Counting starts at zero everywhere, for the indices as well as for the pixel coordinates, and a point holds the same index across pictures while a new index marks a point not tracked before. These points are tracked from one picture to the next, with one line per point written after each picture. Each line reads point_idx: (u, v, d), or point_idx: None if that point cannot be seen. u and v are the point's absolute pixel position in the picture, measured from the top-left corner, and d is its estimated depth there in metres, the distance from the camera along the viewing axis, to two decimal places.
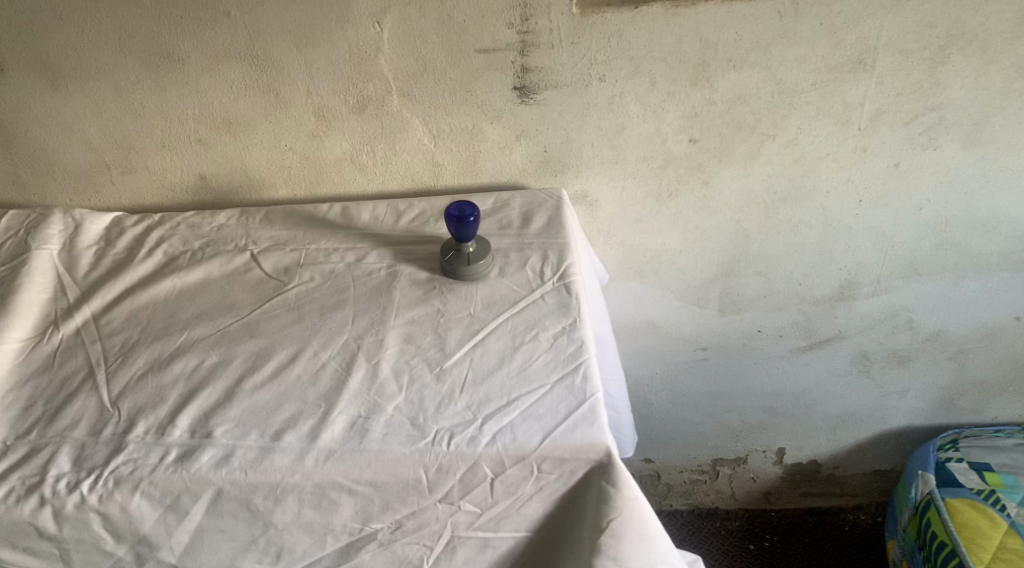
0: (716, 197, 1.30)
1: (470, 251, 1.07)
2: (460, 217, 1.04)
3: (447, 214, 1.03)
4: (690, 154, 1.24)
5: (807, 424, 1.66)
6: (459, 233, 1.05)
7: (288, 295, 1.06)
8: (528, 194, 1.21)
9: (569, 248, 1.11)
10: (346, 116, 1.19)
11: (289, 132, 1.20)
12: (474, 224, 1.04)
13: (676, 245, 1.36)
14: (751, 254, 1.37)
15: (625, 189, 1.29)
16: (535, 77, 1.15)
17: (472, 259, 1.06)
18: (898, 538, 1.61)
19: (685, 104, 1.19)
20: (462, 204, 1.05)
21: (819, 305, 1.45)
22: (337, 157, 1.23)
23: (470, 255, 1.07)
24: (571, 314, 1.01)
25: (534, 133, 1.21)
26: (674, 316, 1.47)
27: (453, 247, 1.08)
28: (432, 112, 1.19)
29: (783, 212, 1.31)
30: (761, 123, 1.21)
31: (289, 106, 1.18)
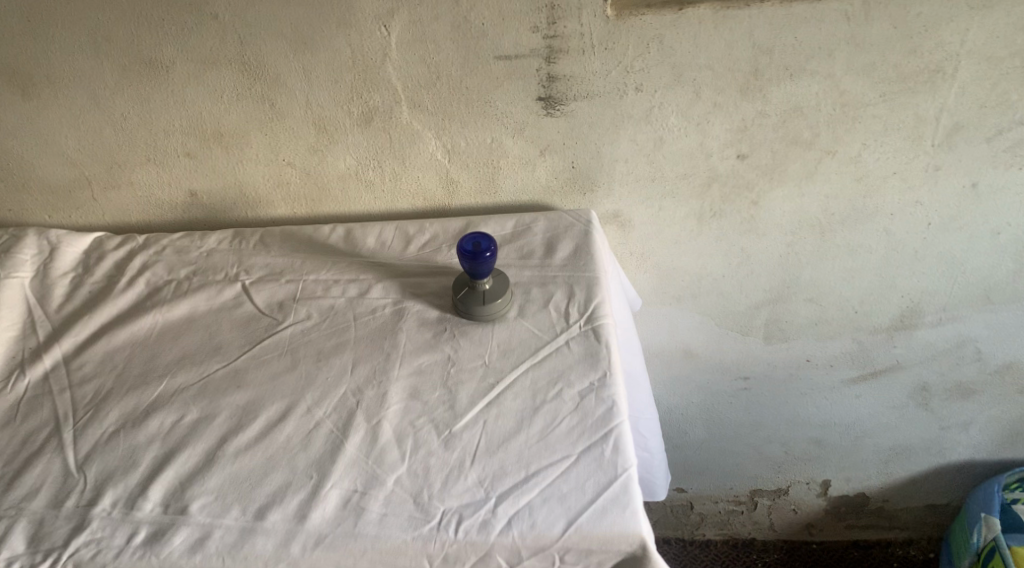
0: (765, 218, 1.15)
1: (486, 288, 0.94)
2: (475, 251, 0.91)
3: (459, 249, 0.90)
4: (738, 171, 1.10)
5: (856, 457, 1.53)
6: (473, 270, 0.92)
7: (281, 336, 0.94)
8: (553, 217, 1.07)
9: (599, 283, 0.98)
10: (350, 128, 1.06)
11: (287, 146, 1.08)
12: (491, 260, 0.91)
13: (718, 269, 1.22)
14: (802, 280, 1.23)
15: (662, 210, 1.15)
16: (563, 87, 1.02)
17: (488, 298, 0.94)
18: None
19: (733, 117, 1.04)
20: (477, 236, 0.92)
21: (876, 334, 1.31)
22: (341, 173, 1.11)
23: (486, 293, 0.94)
24: (601, 367, 0.88)
25: (560, 148, 1.08)
26: (714, 343, 1.34)
27: (467, 282, 0.96)
28: (446, 124, 1.05)
29: (841, 235, 1.17)
30: (820, 138, 1.06)
31: (286, 118, 1.05)
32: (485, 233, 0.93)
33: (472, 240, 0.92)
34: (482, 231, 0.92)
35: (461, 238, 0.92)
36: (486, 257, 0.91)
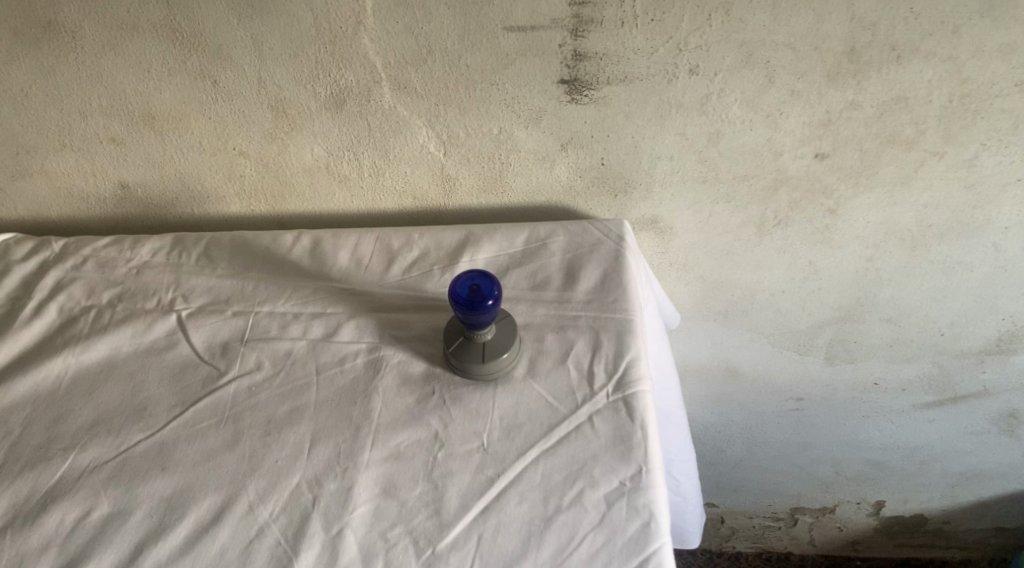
0: (843, 228, 0.91)
1: (488, 340, 0.73)
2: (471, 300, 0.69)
3: (453, 297, 0.69)
4: (814, 173, 0.86)
5: (918, 480, 1.32)
6: (469, 322, 0.71)
7: (224, 395, 0.74)
8: (575, 230, 0.84)
9: (633, 331, 0.76)
10: (317, 113, 0.82)
11: (238, 133, 0.85)
12: (492, 311, 0.70)
13: (778, 283, 0.99)
14: (880, 298, 1.00)
15: (713, 217, 0.92)
16: (593, 67, 0.78)
17: (490, 354, 0.72)
18: None
19: (815, 109, 0.80)
20: (477, 278, 0.71)
21: (963, 358, 1.07)
22: (307, 166, 0.87)
23: (487, 346, 0.72)
24: (635, 460, 0.67)
25: (587, 142, 0.84)
26: (764, 363, 1.12)
27: (461, 330, 0.74)
28: (440, 110, 0.81)
29: (938, 250, 0.93)
30: (927, 135, 0.81)
31: (234, 98, 0.82)
32: (489, 274, 0.71)
33: (470, 282, 0.71)
34: (484, 271, 0.71)
35: (455, 279, 0.71)
36: (485, 308, 0.69)
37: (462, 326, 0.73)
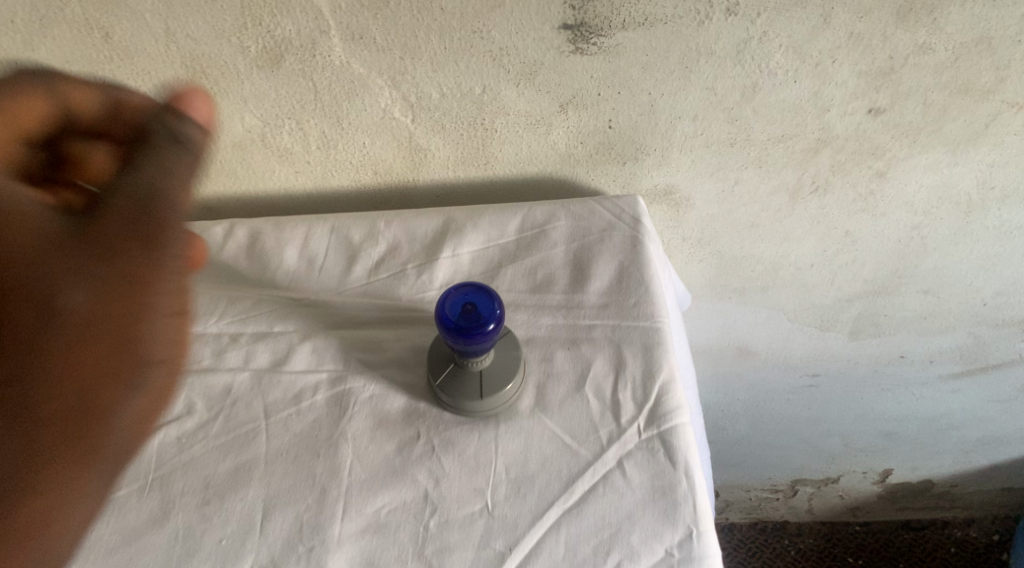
0: (890, 193, 0.77)
1: (485, 368, 0.57)
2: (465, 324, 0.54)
3: (444, 325, 0.54)
4: (865, 132, 0.71)
5: (931, 448, 1.23)
6: (462, 351, 0.55)
7: (146, 452, 0.57)
8: (580, 212, 0.68)
9: (662, 344, 0.61)
10: (246, 74, 0.63)
11: (144, 101, 0.65)
12: (493, 337, 0.54)
13: (806, 256, 0.85)
14: (921, 268, 0.87)
15: (738, 185, 0.76)
16: (604, 8, 0.60)
17: (488, 385, 0.57)
18: None
19: (876, 55, 0.64)
20: (473, 295, 0.56)
21: (1001, 327, 0.96)
22: (237, 139, 0.68)
23: (484, 375, 0.57)
24: (681, 521, 0.53)
25: (593, 100, 0.67)
26: (780, 340, 0.99)
27: (450, 354, 0.58)
28: (407, 67, 0.63)
29: (996, 214, 0.79)
30: (1007, 83, 0.66)
31: (134, 56, 0.62)
32: (489, 289, 0.56)
33: (464, 300, 0.56)
34: (481, 287, 0.56)
35: (444, 296, 0.56)
36: (483, 333, 0.54)
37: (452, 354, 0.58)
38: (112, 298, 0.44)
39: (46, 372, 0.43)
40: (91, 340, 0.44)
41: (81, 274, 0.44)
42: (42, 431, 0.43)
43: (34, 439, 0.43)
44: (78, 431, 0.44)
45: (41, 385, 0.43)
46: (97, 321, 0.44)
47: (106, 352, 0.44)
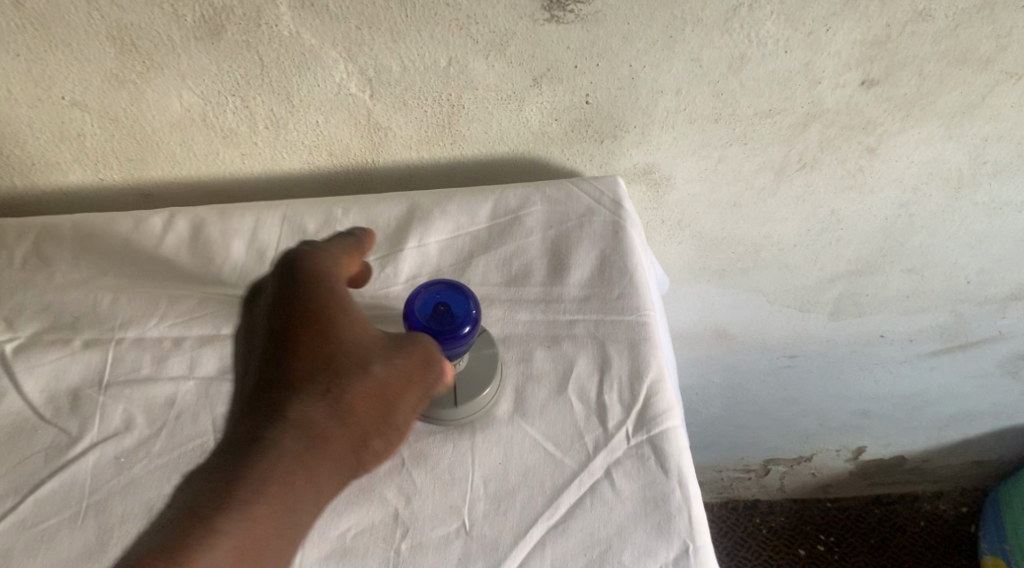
0: (880, 170, 0.73)
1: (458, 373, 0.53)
2: (438, 324, 0.52)
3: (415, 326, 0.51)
4: (856, 106, 0.66)
5: (906, 425, 1.21)
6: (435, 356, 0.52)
7: (79, 474, 0.51)
8: (556, 195, 0.63)
9: (649, 339, 0.56)
10: (183, 45, 0.56)
11: (66, 76, 0.58)
12: (470, 338, 0.52)
13: (789, 236, 0.81)
14: (906, 247, 0.83)
15: (722, 163, 0.71)
16: None
17: (463, 392, 0.52)
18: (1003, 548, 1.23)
19: (873, 23, 0.60)
20: (444, 293, 0.53)
21: (983, 305, 0.93)
22: (175, 119, 0.61)
23: (457, 381, 0.53)
24: (676, 535, 0.49)
25: (569, 73, 0.62)
26: (759, 322, 0.95)
27: None
28: (364, 37, 0.57)
29: (986, 190, 0.76)
30: (1007, 52, 0.62)
31: (51, 24, 0.55)
32: (461, 287, 0.53)
33: (434, 300, 0.53)
34: (453, 284, 0.53)
35: (412, 296, 0.53)
36: (460, 334, 0.51)
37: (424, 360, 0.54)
38: (382, 402, 0.49)
39: (309, 426, 0.48)
40: (349, 423, 0.48)
41: (367, 368, 0.49)
42: (286, 476, 0.47)
43: (276, 483, 0.46)
44: (309, 489, 0.47)
45: (304, 436, 0.48)
46: (362, 408, 0.49)
47: (353, 438, 0.49)
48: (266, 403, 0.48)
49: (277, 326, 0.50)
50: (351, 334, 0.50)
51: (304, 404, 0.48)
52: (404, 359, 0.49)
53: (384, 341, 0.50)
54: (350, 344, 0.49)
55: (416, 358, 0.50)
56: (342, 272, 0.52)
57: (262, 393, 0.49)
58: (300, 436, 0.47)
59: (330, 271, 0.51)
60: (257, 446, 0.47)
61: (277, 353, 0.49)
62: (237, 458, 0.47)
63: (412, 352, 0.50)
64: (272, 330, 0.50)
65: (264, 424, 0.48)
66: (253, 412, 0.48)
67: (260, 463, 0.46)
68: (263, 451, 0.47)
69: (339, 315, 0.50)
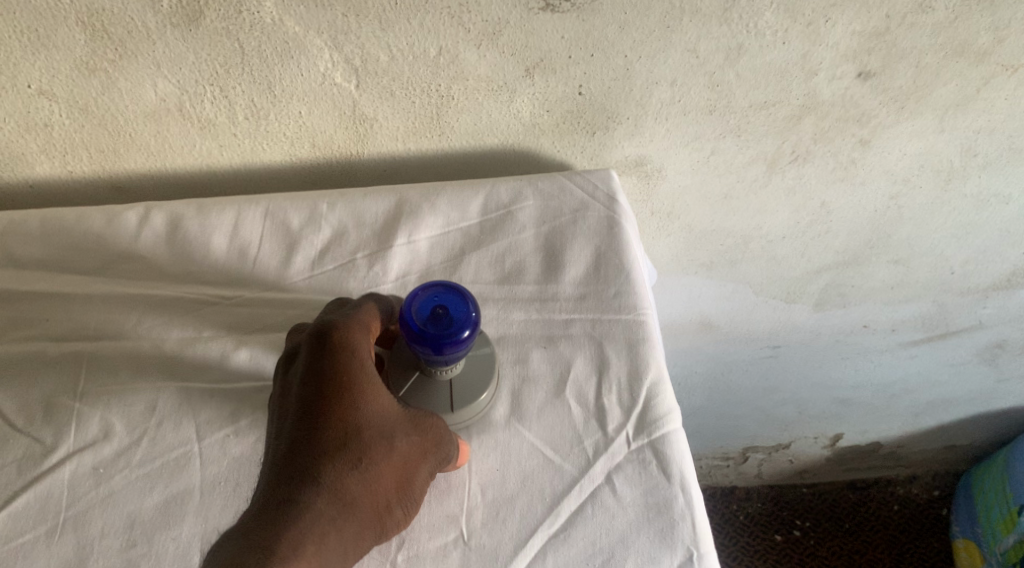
0: (872, 162, 0.72)
1: (456, 377, 0.52)
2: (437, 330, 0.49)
3: (409, 331, 0.49)
4: (852, 98, 0.65)
5: (883, 412, 1.22)
6: (431, 360, 0.50)
7: (55, 487, 0.48)
8: (548, 189, 0.61)
9: (647, 339, 0.55)
10: (159, 32, 0.54)
11: (32, 63, 0.54)
12: (467, 344, 0.49)
13: (778, 228, 0.80)
14: (894, 238, 0.83)
15: (715, 154, 0.70)
16: None
17: (461, 397, 0.51)
18: (974, 532, 1.25)
19: (871, 14, 0.59)
20: (443, 295, 0.50)
21: (966, 295, 0.93)
22: (149, 109, 0.58)
23: (455, 386, 0.52)
24: (680, 542, 0.48)
25: (563, 64, 0.60)
26: (744, 313, 0.95)
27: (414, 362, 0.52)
28: (350, 24, 0.55)
29: (974, 182, 0.75)
30: (1004, 45, 0.62)
31: (16, 8, 0.52)
32: (461, 288, 0.51)
33: (433, 301, 0.50)
34: (453, 285, 0.50)
35: (411, 297, 0.50)
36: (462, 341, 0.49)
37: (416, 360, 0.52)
38: (408, 475, 0.48)
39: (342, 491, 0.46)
40: (380, 494, 0.47)
41: (395, 440, 0.48)
42: (320, 540, 0.44)
43: (313, 546, 0.44)
44: (341, 556, 0.45)
45: (338, 501, 0.46)
46: (391, 479, 0.47)
47: (381, 508, 0.47)
48: (296, 466, 0.46)
49: (309, 391, 0.47)
50: (378, 403, 0.48)
51: (338, 470, 0.46)
52: (425, 436, 0.49)
53: (408, 415, 0.49)
54: (380, 415, 0.48)
55: (438, 435, 0.49)
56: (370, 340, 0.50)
57: (290, 458, 0.46)
58: (335, 501, 0.45)
59: (360, 339, 0.49)
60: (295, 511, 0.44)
61: (307, 416, 0.47)
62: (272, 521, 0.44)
63: (433, 430, 0.49)
64: (301, 393, 0.48)
65: (297, 488, 0.45)
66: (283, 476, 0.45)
67: (298, 527, 0.44)
68: (299, 514, 0.44)
69: (371, 384, 0.48)
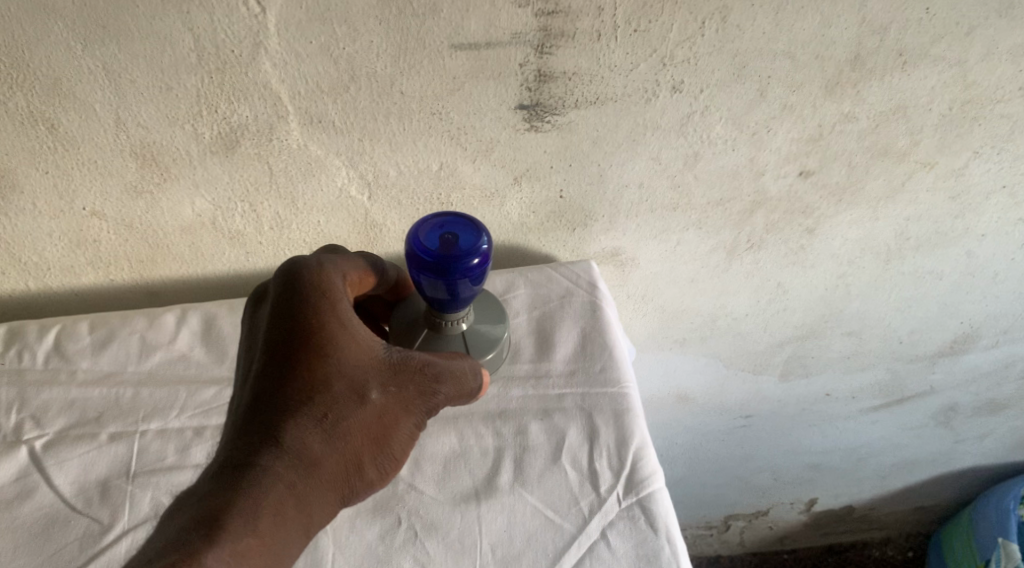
0: (820, 246, 0.82)
1: (465, 328, 0.64)
2: (449, 247, 0.58)
3: (420, 254, 0.58)
4: (796, 192, 0.75)
5: (853, 476, 1.29)
6: (443, 279, 0.58)
7: (112, 561, 0.55)
8: (538, 279, 0.71)
9: (630, 409, 0.63)
10: (200, 159, 0.63)
11: (89, 189, 0.64)
12: (473, 260, 0.58)
13: (742, 306, 0.89)
14: (845, 313, 0.92)
15: (681, 244, 0.79)
16: (558, 89, 0.63)
17: (474, 347, 0.63)
18: None
19: (807, 125, 0.69)
20: (449, 227, 0.59)
21: (916, 362, 1.02)
22: (186, 223, 0.67)
23: (466, 338, 0.64)
24: None
25: (545, 173, 0.69)
26: (716, 385, 1.03)
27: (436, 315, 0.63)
28: (366, 147, 0.64)
29: (909, 261, 0.85)
30: (919, 146, 0.73)
31: (80, 145, 0.61)
32: (464, 215, 0.60)
33: (440, 227, 0.60)
34: (456, 212, 0.60)
35: (419, 227, 0.59)
36: (474, 248, 0.57)
37: (432, 296, 0.60)
38: (377, 428, 0.54)
39: (305, 451, 0.51)
40: (348, 447, 0.53)
41: (365, 398, 0.54)
42: (280, 504, 0.50)
43: (269, 515, 0.49)
44: (302, 515, 0.51)
45: (299, 466, 0.51)
46: (360, 437, 0.53)
47: (349, 462, 0.53)
48: (266, 422, 0.51)
49: (282, 346, 0.53)
50: (351, 360, 0.54)
51: (305, 430, 0.52)
52: (400, 389, 0.55)
53: (385, 366, 0.55)
54: (350, 368, 0.54)
55: (413, 389, 0.56)
56: (343, 291, 0.56)
57: (260, 412, 0.52)
58: (298, 464, 0.51)
59: (335, 293, 0.55)
60: (261, 469, 0.50)
61: (278, 372, 0.52)
62: (239, 477, 0.49)
63: (412, 384, 0.56)
64: (276, 345, 0.53)
65: (264, 447, 0.51)
66: (249, 437, 0.51)
67: (262, 489, 0.49)
68: (262, 477, 0.50)
69: (342, 338, 0.54)
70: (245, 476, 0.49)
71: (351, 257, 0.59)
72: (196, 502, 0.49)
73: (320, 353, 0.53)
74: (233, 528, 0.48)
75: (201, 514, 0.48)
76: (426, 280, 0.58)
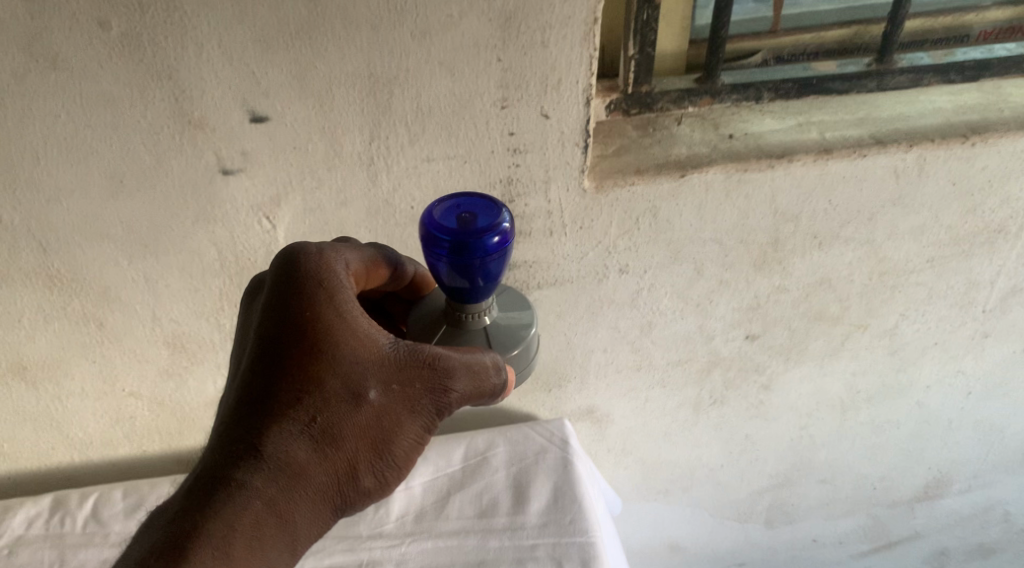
0: (777, 400, 0.90)
1: (487, 322, 0.61)
2: (466, 225, 0.56)
3: (437, 235, 0.55)
4: (746, 353, 0.85)
5: None
6: (463, 262, 0.55)
7: None
8: (516, 437, 0.79)
9: (597, 557, 0.70)
10: (221, 343, 0.74)
11: (128, 374, 0.76)
12: (494, 236, 0.55)
13: (715, 457, 0.96)
14: (815, 460, 0.99)
15: (649, 401, 0.88)
16: (523, 274, 0.74)
17: (496, 340, 0.60)
18: None
19: (744, 296, 0.79)
20: (467, 207, 0.57)
21: (894, 507, 1.07)
22: (210, 398, 0.78)
23: (488, 332, 0.61)
24: None
25: None
26: (704, 534, 1.08)
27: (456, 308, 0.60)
28: None
29: (865, 413, 0.93)
30: (850, 312, 0.82)
31: (122, 338, 0.73)
32: (480, 196, 0.58)
33: (455, 209, 0.58)
34: (472, 195, 0.58)
35: (434, 210, 0.57)
36: (492, 224, 0.55)
37: (451, 283, 0.57)
38: (372, 432, 0.52)
39: (289, 462, 0.50)
40: (340, 453, 0.51)
41: (360, 402, 0.51)
42: (259, 518, 0.49)
43: (243, 532, 0.49)
44: (284, 526, 0.50)
45: (281, 476, 0.50)
46: (353, 441, 0.52)
47: (340, 467, 0.51)
48: (251, 427, 0.50)
49: (276, 344, 0.51)
50: (351, 359, 0.51)
51: (292, 437, 0.50)
52: (404, 389, 0.52)
53: (390, 364, 0.52)
54: (345, 367, 0.51)
55: (418, 388, 0.53)
56: (346, 280, 0.54)
57: (244, 414, 0.51)
58: (282, 474, 0.50)
59: (338, 285, 0.53)
60: (239, 480, 0.49)
61: (268, 371, 0.51)
62: (215, 489, 0.49)
63: (419, 384, 0.53)
64: (270, 341, 0.51)
65: (246, 456, 0.49)
66: (231, 444, 0.50)
67: (240, 504, 0.49)
68: (240, 492, 0.49)
69: (339, 333, 0.51)
70: (221, 491, 0.49)
71: (362, 246, 0.58)
72: (176, 515, 0.49)
73: (314, 352, 0.51)
74: (205, 551, 0.48)
75: (176, 529, 0.48)
76: (445, 264, 0.55)
